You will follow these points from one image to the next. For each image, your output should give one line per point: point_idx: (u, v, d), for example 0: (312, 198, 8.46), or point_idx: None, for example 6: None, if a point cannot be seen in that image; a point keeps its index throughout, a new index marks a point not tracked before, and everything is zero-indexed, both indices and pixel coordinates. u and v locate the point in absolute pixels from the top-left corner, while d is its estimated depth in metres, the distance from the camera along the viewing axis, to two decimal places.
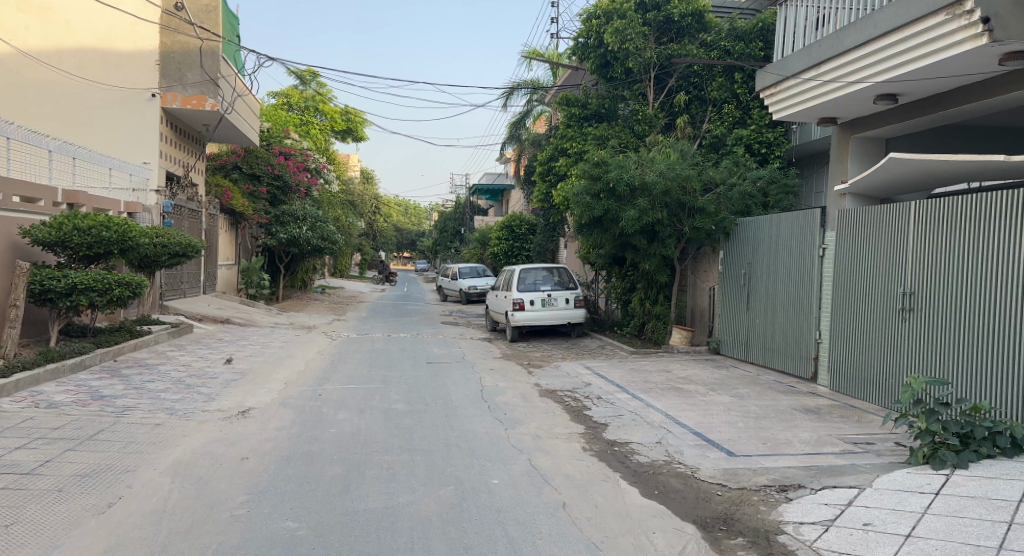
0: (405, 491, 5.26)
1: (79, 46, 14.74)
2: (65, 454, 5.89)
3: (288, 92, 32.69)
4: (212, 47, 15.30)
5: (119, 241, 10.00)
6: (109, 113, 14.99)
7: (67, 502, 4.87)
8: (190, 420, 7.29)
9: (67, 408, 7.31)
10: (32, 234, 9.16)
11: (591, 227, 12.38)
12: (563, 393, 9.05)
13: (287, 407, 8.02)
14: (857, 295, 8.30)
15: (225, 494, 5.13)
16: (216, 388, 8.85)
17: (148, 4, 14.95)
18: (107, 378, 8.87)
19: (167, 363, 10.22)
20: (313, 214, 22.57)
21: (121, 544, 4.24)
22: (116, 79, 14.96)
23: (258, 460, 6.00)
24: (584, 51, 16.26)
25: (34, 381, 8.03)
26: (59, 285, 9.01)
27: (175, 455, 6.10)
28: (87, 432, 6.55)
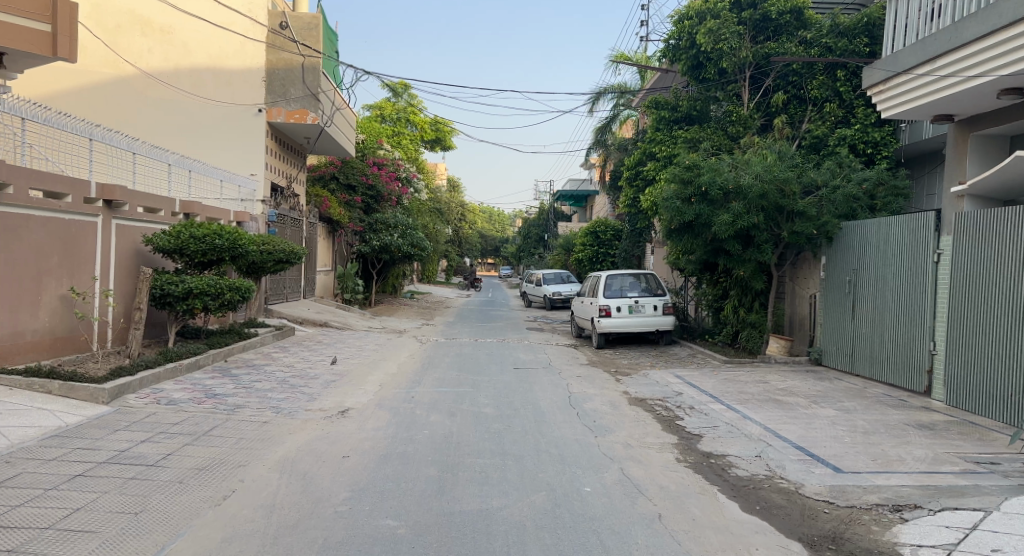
0: (498, 495, 5.30)
1: (194, 66, 15.82)
2: (184, 448, 6.30)
3: (382, 104, 33.88)
4: (313, 63, 16.03)
5: (230, 248, 10.60)
6: (220, 129, 15.98)
7: (187, 493, 5.20)
8: (294, 419, 7.64)
9: (185, 405, 7.82)
10: (154, 243, 9.90)
11: (680, 232, 12.16)
12: (653, 401, 8.90)
13: (383, 408, 8.27)
14: (995, 325, 7.41)
15: (329, 491, 5.33)
16: (316, 388, 9.23)
17: (255, 24, 15.83)
18: (218, 377, 9.41)
19: (272, 364, 10.75)
20: (403, 222, 23.32)
21: (236, 536, 4.47)
22: (227, 97, 15.95)
23: (358, 459, 6.22)
24: (675, 53, 15.93)
25: (155, 379, 8.63)
26: (177, 290, 9.68)
27: (281, 452, 6.40)
28: (202, 428, 6.97)
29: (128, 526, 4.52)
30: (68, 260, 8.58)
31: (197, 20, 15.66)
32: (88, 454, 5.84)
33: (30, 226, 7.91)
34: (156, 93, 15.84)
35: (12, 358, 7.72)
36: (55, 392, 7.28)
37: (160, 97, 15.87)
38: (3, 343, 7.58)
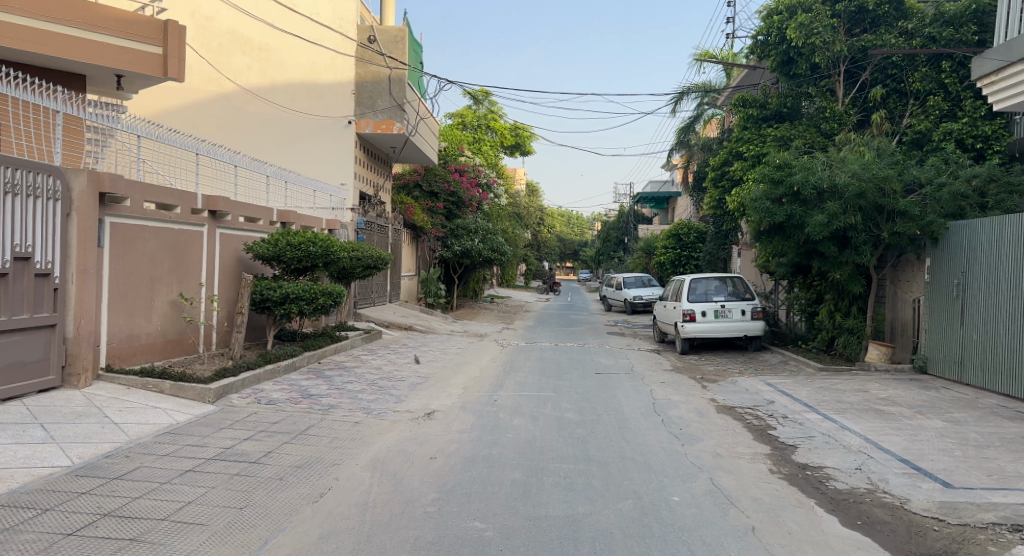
0: (584, 501, 5.27)
1: (289, 81, 16.59)
2: (283, 446, 6.61)
3: (463, 112, 34.46)
4: (399, 75, 16.51)
5: (323, 255, 11.05)
6: (311, 140, 16.66)
7: (287, 490, 5.44)
8: (383, 420, 7.87)
9: (283, 404, 8.20)
10: (254, 250, 10.47)
11: (771, 234, 11.76)
12: (743, 409, 8.64)
13: (468, 410, 8.40)
14: None
15: (418, 492, 5.46)
16: (403, 390, 9.47)
17: (345, 39, 16.49)
18: (312, 378, 9.81)
19: (361, 366, 11.13)
20: (484, 227, 23.57)
21: (333, 532, 4.64)
22: (319, 109, 16.62)
23: (445, 460, 6.34)
24: (764, 49, 15.51)
25: (255, 380, 9.08)
26: (275, 294, 10.18)
27: (372, 452, 6.60)
28: (299, 427, 7.29)
29: (234, 520, 4.78)
30: (177, 267, 9.17)
31: (292, 38, 16.51)
32: (197, 451, 6.21)
33: (145, 235, 8.49)
34: (254, 108, 16.71)
35: (129, 359, 8.32)
36: (166, 391, 7.78)
37: (257, 111, 16.72)
38: (122, 345, 8.17)
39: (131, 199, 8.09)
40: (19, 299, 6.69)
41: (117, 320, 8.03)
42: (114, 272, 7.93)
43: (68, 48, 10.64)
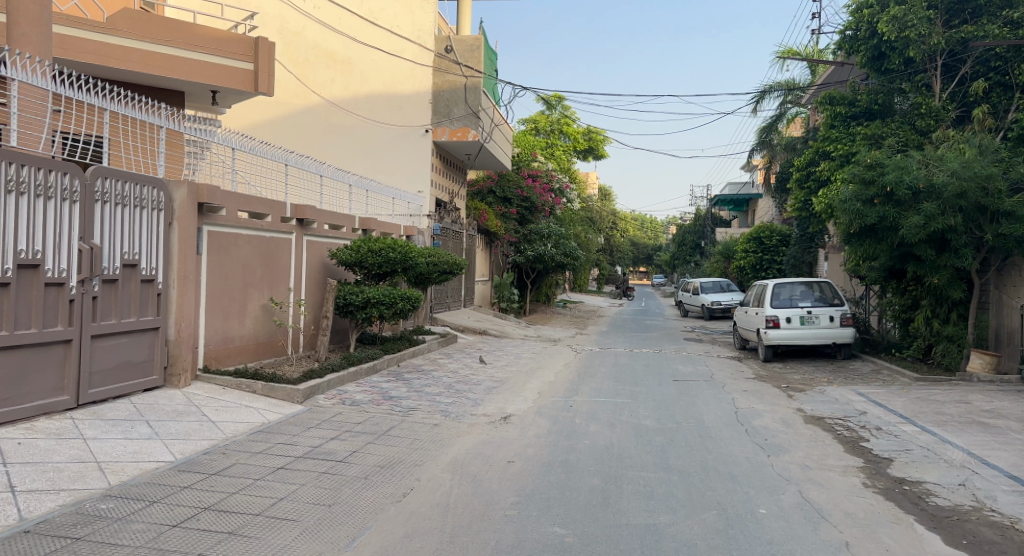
0: (665, 510, 5.18)
1: (369, 92, 17.08)
2: (367, 446, 6.80)
3: (536, 117, 34.54)
4: (475, 83, 16.78)
5: (402, 261, 11.32)
6: (390, 149, 17.10)
7: (371, 489, 5.58)
8: (461, 423, 7.98)
9: (365, 406, 8.44)
10: (338, 257, 10.86)
11: (862, 236, 11.27)
12: (833, 420, 8.29)
13: (544, 415, 8.41)
14: None
15: (498, 495, 5.50)
16: (480, 394, 9.58)
17: (424, 50, 16.90)
18: (392, 381, 10.05)
19: (439, 369, 11.31)
20: (557, 232, 23.66)
21: (416, 532, 4.72)
22: (398, 119, 17.05)
23: (523, 465, 6.36)
24: (853, 45, 14.94)
25: (340, 381, 9.39)
26: (357, 299, 10.51)
27: (452, 454, 6.70)
28: (381, 428, 7.49)
29: (322, 517, 4.95)
30: (268, 273, 9.61)
31: (373, 50, 17.03)
32: (287, 449, 6.46)
33: (239, 243, 8.93)
34: (336, 119, 17.29)
35: (224, 360, 8.76)
36: (258, 391, 8.14)
37: (339, 122, 17.29)
38: (218, 347, 8.61)
39: (226, 209, 8.55)
40: (127, 303, 7.15)
41: (213, 324, 8.47)
42: (211, 277, 8.38)
43: (170, 67, 11.36)
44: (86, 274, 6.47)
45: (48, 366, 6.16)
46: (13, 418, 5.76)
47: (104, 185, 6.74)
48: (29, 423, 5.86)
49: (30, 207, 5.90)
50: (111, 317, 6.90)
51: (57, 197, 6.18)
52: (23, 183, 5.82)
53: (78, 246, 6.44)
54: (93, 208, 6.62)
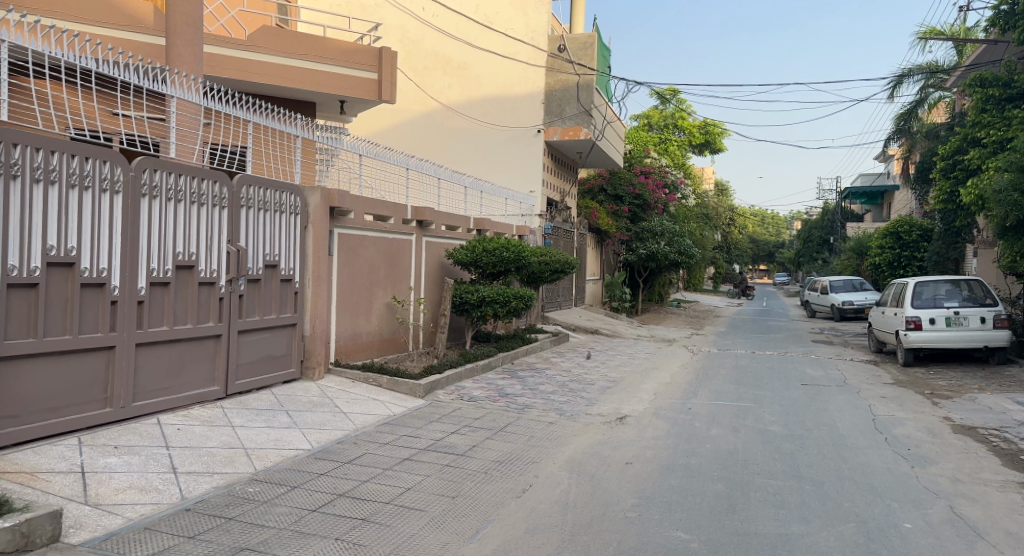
0: (797, 521, 4.93)
1: (484, 95, 17.39)
2: (485, 441, 6.93)
3: (650, 112, 34.11)
4: (588, 81, 16.72)
5: (515, 260, 11.43)
6: (503, 150, 17.34)
7: (492, 484, 5.68)
8: (577, 421, 7.97)
9: (483, 402, 8.61)
10: (454, 257, 11.20)
11: (1020, 229, 10.23)
12: (986, 431, 7.58)
13: (662, 417, 8.23)
14: None
15: (618, 496, 5.43)
16: (595, 394, 9.52)
17: (537, 51, 17.02)
18: (508, 378, 10.19)
19: (553, 368, 11.35)
20: (671, 229, 23.14)
21: (537, 529, 4.74)
22: (512, 120, 17.27)
23: (641, 467, 6.25)
24: (1008, 20, 13.58)
25: (457, 377, 9.63)
26: (472, 297, 10.74)
27: (569, 453, 6.70)
28: (499, 424, 7.61)
29: (447, 508, 5.08)
30: (391, 272, 10.04)
31: (488, 54, 17.34)
32: (411, 441, 6.71)
33: (365, 244, 9.38)
34: (452, 123, 17.74)
35: (353, 355, 9.23)
36: (384, 385, 8.51)
37: (455, 126, 17.72)
38: (347, 342, 9.08)
39: (355, 212, 9.02)
40: (269, 301, 7.69)
41: (343, 320, 8.95)
42: (341, 278, 8.86)
43: (303, 79, 12.10)
44: (233, 274, 7.00)
45: (202, 359, 6.72)
46: (173, 406, 6.34)
47: (249, 192, 7.28)
48: (186, 410, 6.43)
49: (186, 213, 6.45)
50: (255, 315, 7.46)
51: (209, 204, 6.74)
52: (181, 192, 6.38)
53: (226, 248, 6.98)
54: (240, 213, 7.16)
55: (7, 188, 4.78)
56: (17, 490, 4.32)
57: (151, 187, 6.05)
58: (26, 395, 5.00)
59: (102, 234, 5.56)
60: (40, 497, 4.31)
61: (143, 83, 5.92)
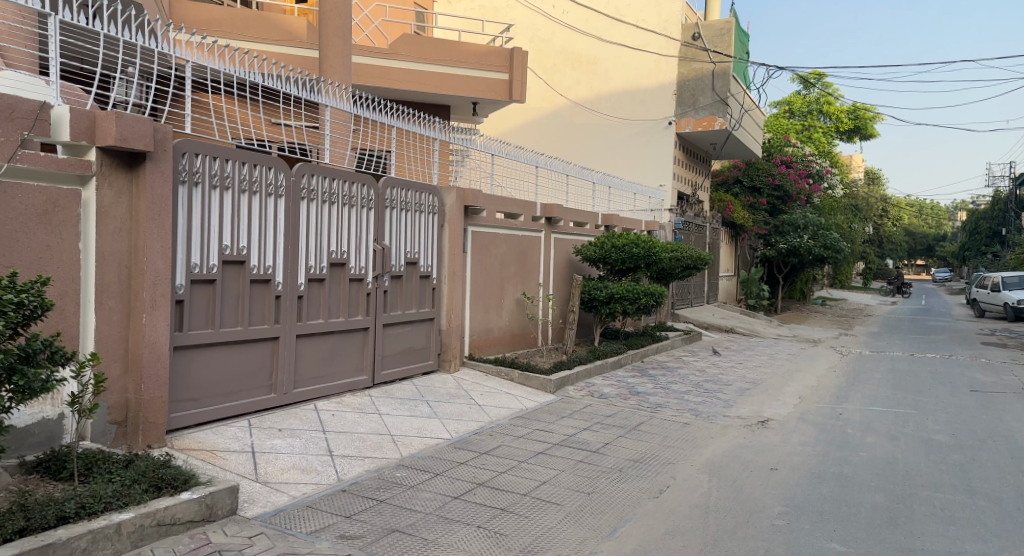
0: (972, 539, 4.50)
1: (613, 89, 17.21)
2: (619, 439, 6.86)
3: (791, 98, 32.32)
4: (725, 69, 16.08)
5: (646, 256, 11.19)
6: (633, 144, 17.08)
7: (629, 482, 5.61)
8: (714, 423, 7.71)
9: (614, 399, 8.54)
10: (583, 253, 11.20)
11: None
12: None
13: (808, 422, 7.78)
14: None
15: (763, 502, 5.20)
16: (732, 395, 9.16)
17: (669, 40, 16.63)
18: (639, 377, 10.04)
19: (685, 367, 11.05)
20: (815, 222, 21.53)
21: (678, 530, 4.63)
22: (643, 113, 16.98)
23: (788, 473, 5.94)
24: None
25: (587, 374, 9.61)
26: (601, 294, 10.68)
27: (708, 455, 6.50)
28: (632, 422, 7.52)
29: (585, 503, 5.08)
30: (521, 269, 10.20)
31: (618, 47, 17.15)
32: (545, 436, 6.78)
33: (497, 241, 9.59)
34: (580, 119, 17.71)
35: (486, 349, 9.47)
36: (515, 379, 8.66)
37: (583, 121, 17.67)
38: (480, 337, 9.32)
39: (487, 210, 9.25)
40: (410, 296, 8.06)
41: (477, 316, 9.21)
42: (475, 274, 9.12)
43: (440, 83, 12.56)
44: (379, 271, 7.40)
45: (352, 350, 7.17)
46: (327, 393, 6.80)
47: (393, 193, 7.67)
48: (338, 397, 6.89)
49: (339, 215, 6.89)
50: (398, 309, 7.85)
51: (358, 205, 7.17)
52: (334, 195, 6.83)
53: (373, 247, 7.39)
54: (385, 213, 7.55)
55: (189, 194, 5.32)
56: (201, 465, 4.82)
57: (310, 191, 6.52)
58: (205, 380, 5.55)
59: (268, 235, 6.06)
60: (219, 473, 4.79)
61: (302, 93, 6.38)
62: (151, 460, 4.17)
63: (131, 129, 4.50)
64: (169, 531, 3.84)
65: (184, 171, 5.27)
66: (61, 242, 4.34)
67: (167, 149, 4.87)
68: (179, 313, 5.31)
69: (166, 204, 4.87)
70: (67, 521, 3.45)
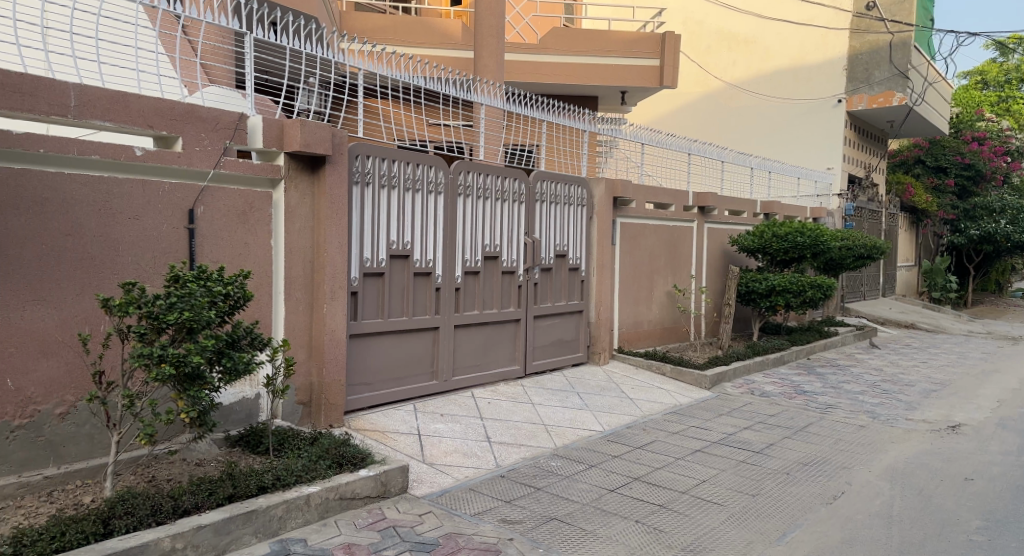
0: None
1: (774, 68, 16.28)
2: (784, 440, 6.49)
3: (984, 68, 28.94)
4: (904, 39, 14.77)
5: (813, 245, 10.45)
6: (795, 126, 16.05)
7: (798, 486, 5.29)
8: (895, 427, 7.07)
9: (777, 398, 8.09)
10: (740, 243, 10.71)
11: None
12: None
13: (1009, 429, 6.92)
14: None
15: (957, 515, 4.70)
16: (915, 397, 8.36)
17: (838, 13, 15.43)
18: (804, 374, 9.44)
19: (858, 366, 10.23)
20: (1014, 204, 18.97)
21: (857, 540, 4.30)
22: (806, 92, 15.90)
23: (986, 485, 5.32)
24: None
25: (746, 370, 9.18)
26: (761, 287, 10.16)
27: (888, 460, 5.98)
28: (798, 423, 7.08)
29: (749, 505, 4.86)
30: (672, 261, 9.94)
31: (779, 24, 16.19)
32: (702, 433, 6.56)
33: (647, 233, 9.40)
34: (737, 101, 16.94)
35: (636, 343, 9.33)
36: (668, 374, 8.47)
37: (739, 104, 16.89)
38: (630, 330, 9.21)
39: (637, 201, 9.10)
40: (559, 288, 8.12)
41: (627, 309, 9.11)
42: (624, 266, 9.01)
43: (589, 75, 12.51)
44: (530, 263, 7.53)
45: (505, 341, 7.35)
46: (483, 382, 7.03)
47: (543, 186, 7.76)
48: (492, 386, 7.09)
49: (492, 210, 7.09)
50: (548, 301, 7.94)
51: (511, 200, 7.33)
52: (489, 190, 7.03)
53: (524, 240, 7.52)
54: (535, 207, 7.66)
55: (362, 193, 5.70)
56: (375, 445, 5.17)
57: (466, 187, 6.76)
58: (375, 366, 5.93)
59: (429, 230, 6.36)
60: (390, 453, 5.11)
61: (459, 94, 6.61)
62: (334, 438, 4.53)
63: (313, 135, 4.90)
64: (350, 505, 4.15)
65: (357, 173, 5.66)
66: (256, 239, 4.80)
67: (343, 152, 5.24)
68: (354, 304, 5.72)
69: (342, 204, 5.24)
70: (267, 490, 3.84)
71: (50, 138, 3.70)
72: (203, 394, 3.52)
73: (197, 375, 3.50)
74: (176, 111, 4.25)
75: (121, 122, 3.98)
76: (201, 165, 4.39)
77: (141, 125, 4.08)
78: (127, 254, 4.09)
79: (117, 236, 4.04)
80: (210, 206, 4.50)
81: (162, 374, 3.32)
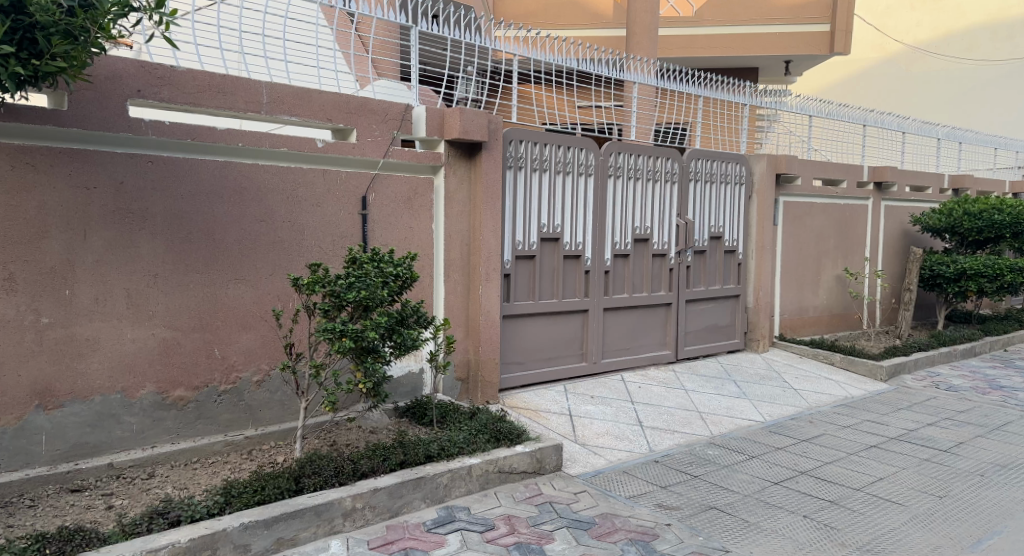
0: None
1: (968, 27, 14.79)
2: (977, 439, 5.86)
3: None
4: None
5: (1014, 223, 9.20)
6: (994, 90, 14.62)
7: (996, 490, 4.75)
8: None
9: (967, 393, 7.32)
10: (923, 222, 9.76)
11: None
12: None
13: None
14: None
15: None
16: None
17: None
18: (1001, 368, 8.45)
19: None
20: None
21: None
22: (1007, 52, 14.35)
23: None
24: None
25: (929, 361, 8.37)
26: (948, 270, 9.18)
27: None
28: (994, 421, 6.35)
29: (936, 507, 4.44)
30: (842, 243, 9.24)
31: None
32: (878, 428, 6.08)
33: (813, 212, 8.80)
34: (921, 66, 15.38)
35: (799, 330, 8.81)
36: (837, 364, 7.93)
37: (923, 68, 15.36)
38: (793, 316, 8.71)
39: (803, 177, 8.53)
40: (714, 271, 7.84)
41: (790, 293, 8.61)
42: (787, 248, 8.51)
43: (749, 45, 11.87)
44: (682, 246, 7.32)
45: (656, 324, 7.23)
46: (633, 365, 6.97)
47: (697, 165, 7.49)
48: (644, 370, 7.02)
49: (644, 190, 6.97)
50: (701, 284, 7.68)
51: (663, 180, 7.16)
52: (640, 170, 6.91)
53: (677, 221, 7.31)
54: (689, 186, 7.42)
55: (515, 177, 5.83)
56: (529, 423, 5.31)
57: (616, 168, 6.68)
58: (527, 346, 6.07)
59: (580, 213, 6.37)
60: (544, 432, 5.22)
61: (612, 73, 6.53)
62: (492, 414, 4.70)
63: (472, 122, 5.07)
64: (508, 478, 4.30)
65: (511, 158, 5.79)
66: (420, 223, 5.06)
67: (499, 137, 5.37)
68: (507, 286, 5.88)
69: (496, 187, 5.38)
70: (433, 459, 4.06)
71: (247, 133, 4.10)
72: (377, 367, 3.78)
73: (372, 349, 3.77)
74: (351, 105, 4.57)
75: (304, 117, 4.34)
76: (373, 155, 4.69)
77: (322, 119, 4.43)
78: (310, 238, 4.46)
79: (303, 222, 4.42)
80: (379, 192, 4.79)
81: (344, 347, 3.61)
